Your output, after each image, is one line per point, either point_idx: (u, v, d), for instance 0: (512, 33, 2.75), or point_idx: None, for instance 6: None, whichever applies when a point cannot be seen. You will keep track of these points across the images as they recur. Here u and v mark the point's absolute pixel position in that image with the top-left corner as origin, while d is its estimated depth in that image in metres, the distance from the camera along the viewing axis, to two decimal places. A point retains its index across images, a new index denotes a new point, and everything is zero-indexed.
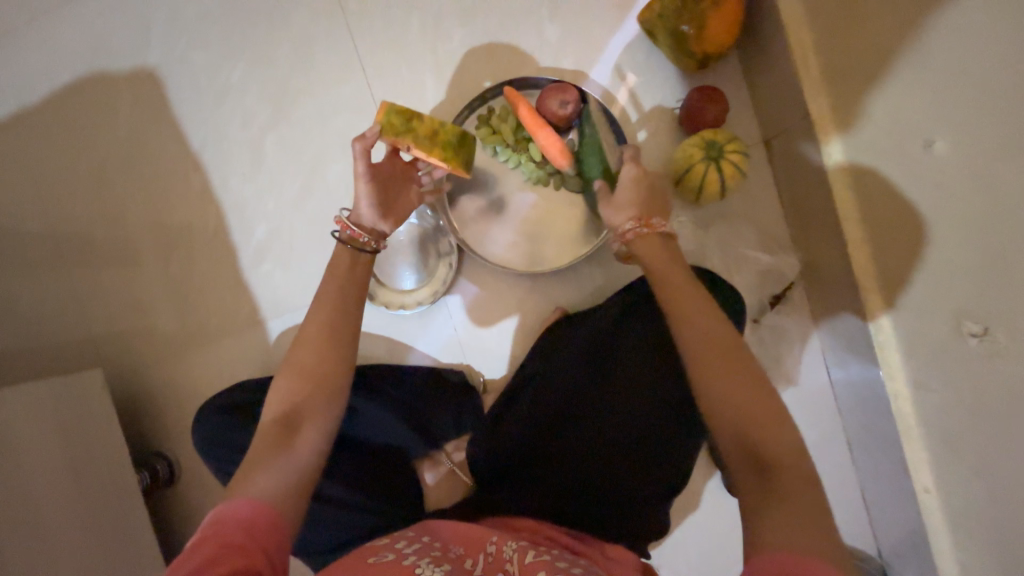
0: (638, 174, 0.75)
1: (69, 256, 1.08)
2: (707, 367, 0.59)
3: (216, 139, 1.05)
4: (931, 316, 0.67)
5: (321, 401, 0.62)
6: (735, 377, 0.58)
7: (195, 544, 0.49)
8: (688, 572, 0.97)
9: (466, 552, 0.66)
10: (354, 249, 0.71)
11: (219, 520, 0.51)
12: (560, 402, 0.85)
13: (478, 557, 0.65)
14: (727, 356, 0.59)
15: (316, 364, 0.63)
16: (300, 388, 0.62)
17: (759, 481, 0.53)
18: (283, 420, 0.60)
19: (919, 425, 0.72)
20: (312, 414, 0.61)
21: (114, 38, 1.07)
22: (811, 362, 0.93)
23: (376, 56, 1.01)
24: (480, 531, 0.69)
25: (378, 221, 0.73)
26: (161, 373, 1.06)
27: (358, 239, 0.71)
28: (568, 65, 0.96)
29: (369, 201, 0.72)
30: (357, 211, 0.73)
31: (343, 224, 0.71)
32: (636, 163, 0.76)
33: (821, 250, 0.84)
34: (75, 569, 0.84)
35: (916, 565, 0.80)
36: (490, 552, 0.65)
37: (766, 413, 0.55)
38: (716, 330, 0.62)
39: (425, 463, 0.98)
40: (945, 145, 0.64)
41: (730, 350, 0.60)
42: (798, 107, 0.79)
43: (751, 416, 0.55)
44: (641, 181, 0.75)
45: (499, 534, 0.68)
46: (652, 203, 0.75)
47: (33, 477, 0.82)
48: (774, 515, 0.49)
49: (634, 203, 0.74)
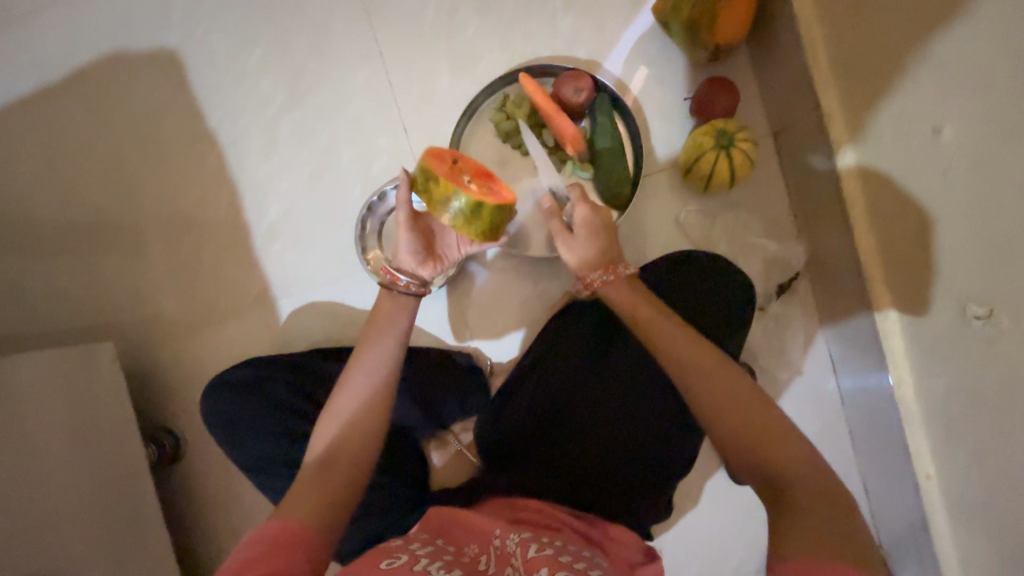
0: (590, 214, 0.73)
1: (82, 232, 1.09)
2: (737, 416, 0.58)
3: (233, 120, 1.07)
4: (935, 300, 0.69)
5: (361, 440, 0.64)
6: (769, 425, 0.57)
7: (241, 548, 0.52)
8: (689, 558, 0.98)
9: (480, 552, 0.65)
10: (394, 293, 0.73)
11: (264, 536, 0.53)
12: (569, 385, 0.86)
13: (486, 553, 0.64)
14: (758, 406, 0.59)
15: (360, 404, 0.66)
16: (344, 427, 0.64)
17: (776, 504, 0.54)
18: (327, 454, 0.62)
19: (920, 413, 0.74)
20: (352, 451, 0.63)
21: (134, 19, 1.09)
22: (815, 352, 0.94)
23: (391, 41, 1.03)
24: (484, 520, 0.69)
25: (418, 268, 0.75)
26: (170, 349, 1.07)
27: (404, 285, 0.73)
28: (581, 55, 0.98)
29: (409, 247, 0.74)
30: (398, 258, 0.75)
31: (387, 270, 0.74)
32: (584, 203, 0.74)
33: (827, 240, 0.85)
34: (82, 536, 0.84)
35: (914, 552, 0.81)
36: (495, 545, 0.65)
37: (794, 456, 0.55)
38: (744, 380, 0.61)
39: (432, 443, 0.99)
40: (951, 133, 0.64)
41: (759, 398, 0.59)
42: (807, 98, 0.81)
43: (749, 426, 0.57)
44: (594, 219, 0.73)
45: (501, 528, 0.67)
46: (612, 244, 0.73)
47: (43, 443, 0.83)
48: (797, 542, 0.50)
49: (595, 248, 0.72)
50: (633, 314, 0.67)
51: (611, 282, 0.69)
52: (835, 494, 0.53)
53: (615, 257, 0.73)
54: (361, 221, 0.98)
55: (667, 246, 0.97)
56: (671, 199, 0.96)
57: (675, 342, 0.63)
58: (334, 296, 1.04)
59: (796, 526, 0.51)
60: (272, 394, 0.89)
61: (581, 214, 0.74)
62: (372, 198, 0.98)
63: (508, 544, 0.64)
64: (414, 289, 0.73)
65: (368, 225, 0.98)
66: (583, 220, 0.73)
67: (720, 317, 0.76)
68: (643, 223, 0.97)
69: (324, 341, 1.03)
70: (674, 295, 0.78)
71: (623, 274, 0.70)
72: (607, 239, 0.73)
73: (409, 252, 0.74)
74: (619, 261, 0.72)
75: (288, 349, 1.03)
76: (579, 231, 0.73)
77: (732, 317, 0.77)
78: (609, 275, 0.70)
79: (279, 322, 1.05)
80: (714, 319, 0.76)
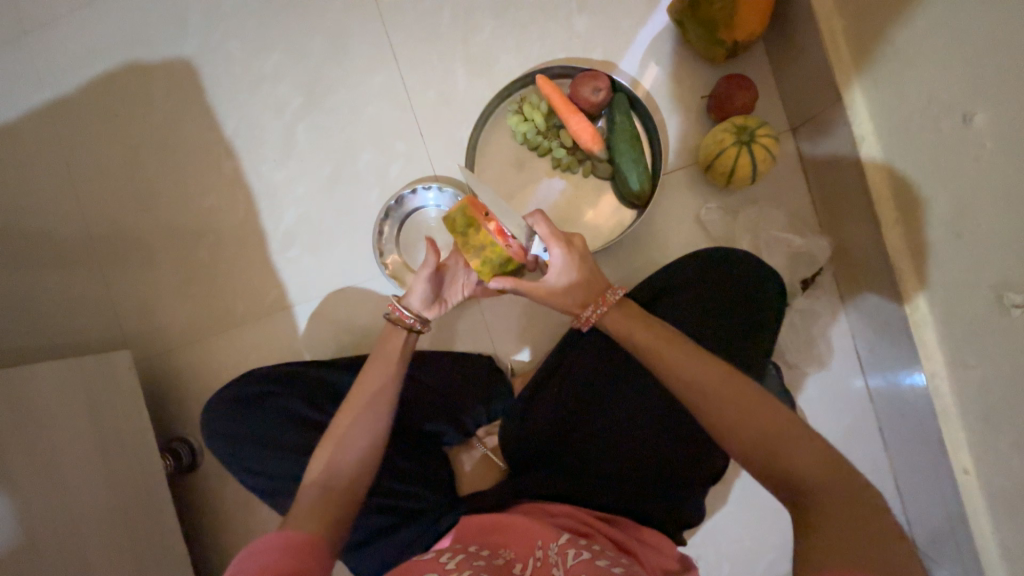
0: (567, 257, 0.71)
1: (98, 241, 1.09)
2: (744, 426, 0.57)
3: (249, 127, 1.07)
4: (970, 290, 0.68)
5: (360, 460, 0.69)
6: (775, 432, 0.56)
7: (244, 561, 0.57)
8: (720, 562, 0.96)
9: (517, 557, 0.64)
10: (398, 327, 0.78)
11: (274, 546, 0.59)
12: (595, 384, 0.85)
13: (528, 562, 0.63)
14: (762, 413, 0.57)
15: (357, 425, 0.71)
16: (345, 445, 0.70)
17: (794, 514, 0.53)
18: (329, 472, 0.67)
19: (954, 404, 0.73)
20: (350, 471, 0.68)
21: (150, 28, 1.09)
22: (841, 346, 0.93)
23: (407, 46, 1.03)
24: (526, 527, 0.67)
25: (424, 309, 0.80)
26: (186, 357, 1.06)
27: (401, 318, 0.78)
28: (597, 56, 0.98)
29: (423, 290, 0.78)
30: (409, 294, 0.79)
31: (394, 305, 0.78)
32: (556, 241, 0.70)
33: (851, 233, 0.85)
34: (100, 550, 0.82)
35: (954, 550, 0.79)
36: (538, 557, 0.63)
37: (806, 466, 0.54)
38: (747, 388, 0.59)
39: (460, 451, 0.93)
40: (984, 119, 0.62)
41: (763, 406, 0.58)
42: (827, 92, 0.81)
43: (756, 437, 0.57)
44: (571, 259, 0.71)
45: (543, 536, 0.65)
46: (594, 276, 0.72)
47: (63, 454, 0.82)
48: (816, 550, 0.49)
49: (577, 286, 0.71)
50: (631, 340, 0.68)
51: (605, 315, 0.70)
52: (859, 501, 0.51)
53: (600, 285, 0.72)
54: (379, 225, 0.97)
55: (688, 243, 0.96)
56: (690, 197, 0.96)
57: (676, 358, 0.63)
58: (352, 300, 1.03)
59: (829, 532, 0.50)
60: (288, 407, 0.88)
61: (558, 257, 0.70)
62: (390, 201, 0.97)
63: (550, 553, 0.62)
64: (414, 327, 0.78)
65: (386, 229, 0.98)
66: (562, 267, 0.71)
67: (750, 311, 0.75)
68: (663, 220, 0.97)
69: (343, 346, 1.02)
70: (700, 287, 0.78)
71: (613, 302, 0.70)
72: (589, 272, 0.72)
73: (420, 290, 0.79)
74: (604, 289, 0.72)
75: (306, 354, 1.02)
76: (559, 276, 0.71)
77: (762, 313, 0.75)
78: (598, 310, 0.71)
79: (297, 329, 1.04)
80: (743, 313, 0.75)
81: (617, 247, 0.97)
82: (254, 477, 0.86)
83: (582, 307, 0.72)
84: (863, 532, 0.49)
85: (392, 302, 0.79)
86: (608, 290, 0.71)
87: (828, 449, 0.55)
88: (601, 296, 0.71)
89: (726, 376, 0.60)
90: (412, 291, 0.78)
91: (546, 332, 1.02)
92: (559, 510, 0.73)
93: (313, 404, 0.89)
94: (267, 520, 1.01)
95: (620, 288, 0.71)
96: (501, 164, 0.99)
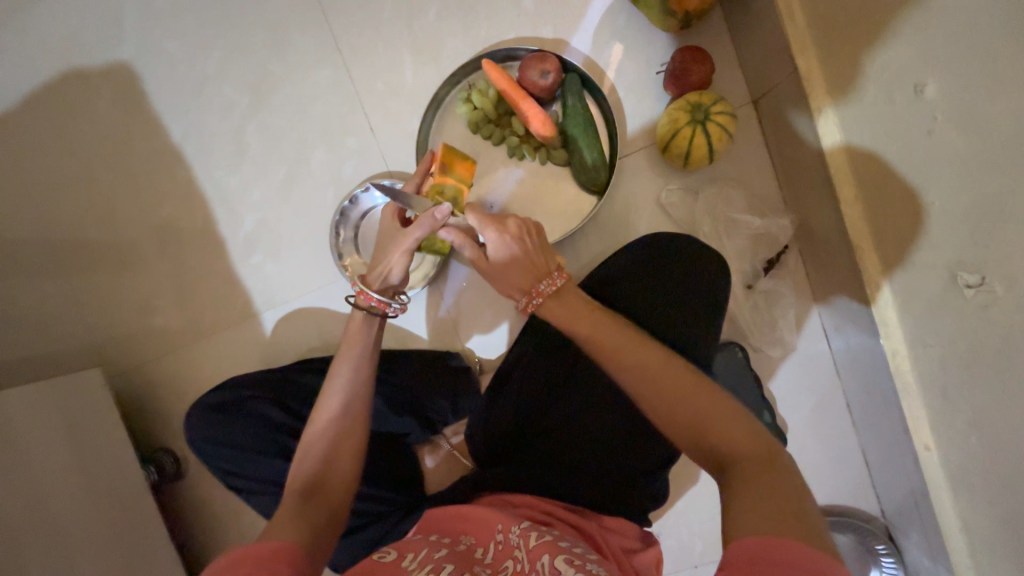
0: (501, 242, 0.67)
1: (61, 257, 1.08)
2: (685, 398, 0.56)
3: (196, 131, 1.04)
4: (924, 268, 0.66)
5: (332, 476, 0.65)
6: (705, 399, 0.55)
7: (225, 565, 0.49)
8: (691, 540, 0.98)
9: (477, 541, 0.64)
10: (364, 312, 0.73)
11: (246, 553, 0.51)
12: (554, 378, 0.83)
13: (489, 546, 0.63)
14: (695, 385, 0.57)
15: (321, 442, 0.67)
16: (315, 465, 0.65)
17: (720, 471, 0.53)
18: (305, 493, 0.63)
19: (917, 382, 0.71)
20: (327, 485, 0.64)
21: (88, 34, 1.06)
22: (806, 325, 0.93)
23: (351, 34, 0.99)
24: (493, 514, 0.67)
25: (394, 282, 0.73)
26: (160, 369, 1.07)
27: (378, 307, 0.72)
28: (548, 34, 0.95)
29: (399, 266, 0.71)
30: (380, 274, 0.72)
31: (364, 295, 0.72)
32: (490, 224, 0.67)
33: (817, 209, 0.82)
34: (90, 564, 0.84)
35: (918, 523, 0.80)
36: (500, 540, 0.63)
37: (737, 426, 0.53)
38: (666, 366, 0.59)
39: (423, 448, 0.94)
40: (935, 89, 0.62)
41: (689, 375, 0.58)
42: (785, 61, 0.78)
43: (707, 427, 0.54)
44: (504, 243, 0.67)
45: (506, 520, 0.65)
46: (535, 258, 0.67)
47: (42, 474, 0.83)
48: (748, 498, 0.47)
49: (518, 271, 0.67)
50: (575, 326, 0.64)
51: (539, 306, 0.66)
52: (768, 444, 0.53)
53: (542, 270, 0.67)
54: (335, 228, 0.94)
55: (650, 227, 0.94)
56: (651, 180, 0.94)
57: (625, 347, 0.61)
58: (317, 303, 1.01)
59: (755, 513, 0.46)
60: (259, 412, 0.87)
61: (491, 241, 0.67)
62: (343, 202, 0.93)
63: (512, 537, 0.62)
64: (389, 308, 0.72)
65: (343, 232, 0.95)
66: (498, 252, 0.67)
67: (700, 298, 0.75)
68: (625, 205, 0.94)
69: (310, 351, 1.01)
70: (652, 278, 0.76)
71: (548, 293, 0.65)
72: (529, 253, 0.67)
73: (398, 268, 0.71)
74: (544, 276, 0.66)
75: (276, 361, 1.02)
76: (497, 261, 0.68)
77: (715, 299, 0.75)
78: (532, 302, 0.66)
79: (265, 335, 1.03)
80: (698, 301, 0.74)
81: (579, 236, 0.95)
82: (236, 479, 0.86)
83: (519, 294, 0.67)
84: (789, 511, 0.45)
85: (359, 289, 0.72)
86: (545, 278, 0.66)
87: (751, 418, 0.55)
88: (535, 286, 0.66)
89: (668, 362, 0.59)
90: (389, 271, 0.71)
91: (513, 324, 1.01)
92: (523, 500, 0.72)
93: (285, 407, 0.88)
94: (255, 521, 1.04)
95: (559, 275, 0.66)
96: None
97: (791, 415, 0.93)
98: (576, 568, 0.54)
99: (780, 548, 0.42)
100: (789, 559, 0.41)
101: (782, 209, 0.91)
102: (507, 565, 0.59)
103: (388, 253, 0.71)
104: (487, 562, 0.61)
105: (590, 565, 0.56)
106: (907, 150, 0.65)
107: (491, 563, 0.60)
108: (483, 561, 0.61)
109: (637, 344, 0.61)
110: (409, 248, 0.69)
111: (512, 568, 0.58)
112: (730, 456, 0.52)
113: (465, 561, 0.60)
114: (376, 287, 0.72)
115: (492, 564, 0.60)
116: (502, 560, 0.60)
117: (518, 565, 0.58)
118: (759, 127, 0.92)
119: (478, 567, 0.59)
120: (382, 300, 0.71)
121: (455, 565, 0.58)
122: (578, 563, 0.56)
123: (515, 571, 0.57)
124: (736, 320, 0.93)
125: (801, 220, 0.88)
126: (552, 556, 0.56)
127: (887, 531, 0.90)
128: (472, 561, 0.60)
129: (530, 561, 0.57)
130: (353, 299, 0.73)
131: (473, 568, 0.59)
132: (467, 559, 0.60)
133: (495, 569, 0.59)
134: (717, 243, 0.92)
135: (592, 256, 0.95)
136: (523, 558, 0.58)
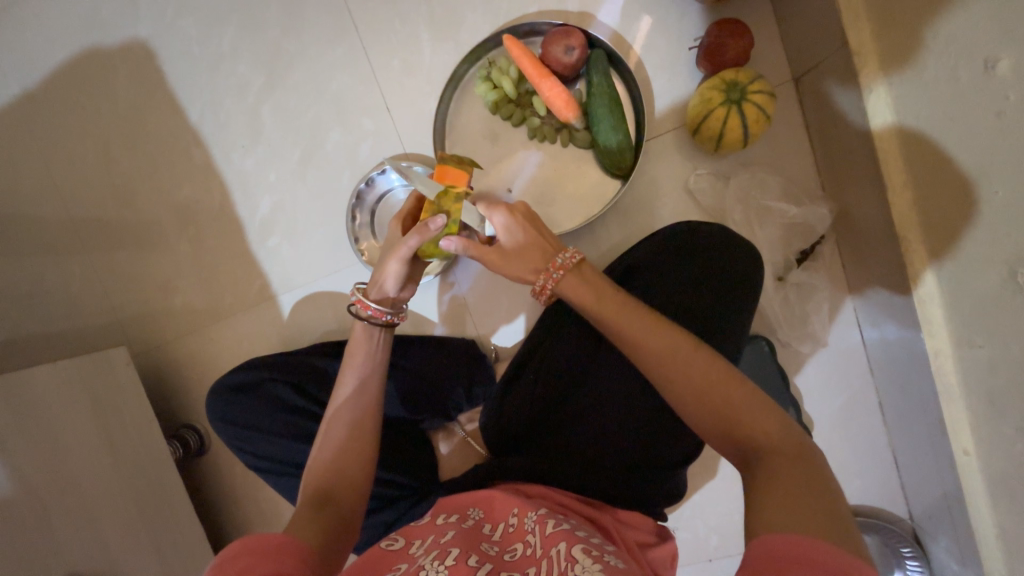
0: (512, 223, 0.66)
1: (84, 237, 1.10)
2: (711, 394, 0.53)
3: (212, 110, 1.03)
4: (980, 261, 0.61)
5: (345, 475, 0.63)
6: (734, 391, 0.52)
7: (238, 552, 0.48)
8: (706, 533, 0.97)
9: (485, 519, 0.65)
10: (362, 321, 0.72)
11: (255, 542, 0.50)
12: (570, 368, 0.81)
13: (498, 525, 0.63)
14: (722, 378, 0.53)
15: (332, 445, 0.65)
16: (329, 467, 0.64)
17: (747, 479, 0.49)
18: (318, 497, 0.61)
19: (959, 384, 0.67)
20: (341, 487, 0.63)
21: (105, 11, 1.05)
22: (840, 320, 0.88)
23: (368, 9, 0.95)
24: (506, 497, 0.67)
25: (393, 292, 0.73)
26: (182, 348, 1.08)
27: (374, 316, 0.72)
28: (573, 7, 0.89)
29: (395, 277, 0.72)
30: (377, 283, 0.72)
31: (361, 303, 0.72)
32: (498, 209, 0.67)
33: (858, 196, 0.77)
34: (117, 534, 0.88)
35: (949, 528, 0.76)
36: (512, 522, 0.63)
37: (761, 420, 0.50)
38: (690, 358, 0.55)
39: (438, 434, 0.94)
40: (1009, 65, 0.55)
41: (712, 368, 0.54)
42: (834, 35, 0.72)
43: (740, 448, 0.50)
44: (516, 222, 0.66)
45: (522, 506, 0.64)
46: (550, 241, 0.66)
47: (71, 447, 0.86)
48: (768, 505, 0.44)
49: (535, 252, 0.65)
50: (600, 314, 0.60)
51: (559, 282, 0.63)
52: (801, 441, 0.50)
53: (554, 250, 0.65)
54: (352, 212, 0.92)
55: (675, 214, 0.90)
56: (679, 164, 0.89)
57: (644, 335, 0.57)
58: (333, 287, 1.00)
59: (781, 507, 0.43)
60: (277, 395, 0.88)
61: (501, 226, 0.66)
62: (360, 185, 0.92)
63: (524, 521, 0.62)
64: (386, 318, 0.71)
65: (359, 216, 0.93)
66: (509, 231, 0.66)
67: (729, 290, 0.71)
68: (650, 190, 0.90)
69: (327, 335, 1.01)
70: (677, 269, 0.73)
71: (568, 266, 0.62)
72: (538, 233, 0.66)
73: (393, 276, 0.72)
74: (559, 252, 0.65)
75: (293, 344, 1.03)
76: (508, 239, 0.66)
77: (745, 291, 0.71)
78: (551, 278, 0.63)
79: (283, 318, 1.03)
80: (726, 294, 0.70)
81: (600, 222, 0.91)
82: (254, 459, 0.88)
83: (537, 274, 0.65)
84: (821, 505, 0.43)
85: (356, 299, 0.72)
86: (560, 255, 0.63)
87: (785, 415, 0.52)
88: (552, 261, 0.63)
89: (693, 351, 0.55)
90: (384, 279, 0.71)
91: (530, 311, 0.99)
92: (539, 492, 0.71)
93: (301, 390, 0.88)
94: (274, 498, 1.06)
95: (575, 249, 0.64)
96: (473, 138, 0.91)
97: (817, 412, 0.90)
98: (594, 558, 0.53)
99: (801, 548, 0.39)
100: (814, 557, 0.39)
101: (821, 197, 0.86)
102: (518, 547, 0.59)
103: (383, 262, 0.71)
104: (495, 540, 0.61)
105: (607, 557, 0.54)
106: (967, 134, 0.60)
107: (500, 543, 0.60)
108: (492, 540, 0.61)
109: (657, 336, 0.57)
110: (405, 256, 0.69)
111: (522, 551, 0.57)
112: (758, 454, 0.49)
113: (472, 539, 0.60)
114: (373, 296, 0.73)
115: (500, 543, 0.60)
116: (512, 541, 0.60)
117: (530, 549, 0.57)
118: (799, 108, 0.86)
119: (485, 545, 0.59)
120: (377, 309, 0.71)
121: (462, 548, 0.56)
122: (595, 554, 0.54)
123: (524, 554, 0.57)
124: (764, 313, 0.89)
125: (840, 208, 0.83)
126: (569, 543, 0.55)
127: (913, 534, 0.87)
128: (479, 539, 0.60)
129: (545, 547, 0.56)
130: (352, 309, 0.73)
131: (482, 544, 0.59)
132: (475, 538, 0.60)
133: (503, 548, 0.59)
134: (748, 232, 0.87)
135: (614, 243, 0.91)
136: (536, 542, 0.57)
